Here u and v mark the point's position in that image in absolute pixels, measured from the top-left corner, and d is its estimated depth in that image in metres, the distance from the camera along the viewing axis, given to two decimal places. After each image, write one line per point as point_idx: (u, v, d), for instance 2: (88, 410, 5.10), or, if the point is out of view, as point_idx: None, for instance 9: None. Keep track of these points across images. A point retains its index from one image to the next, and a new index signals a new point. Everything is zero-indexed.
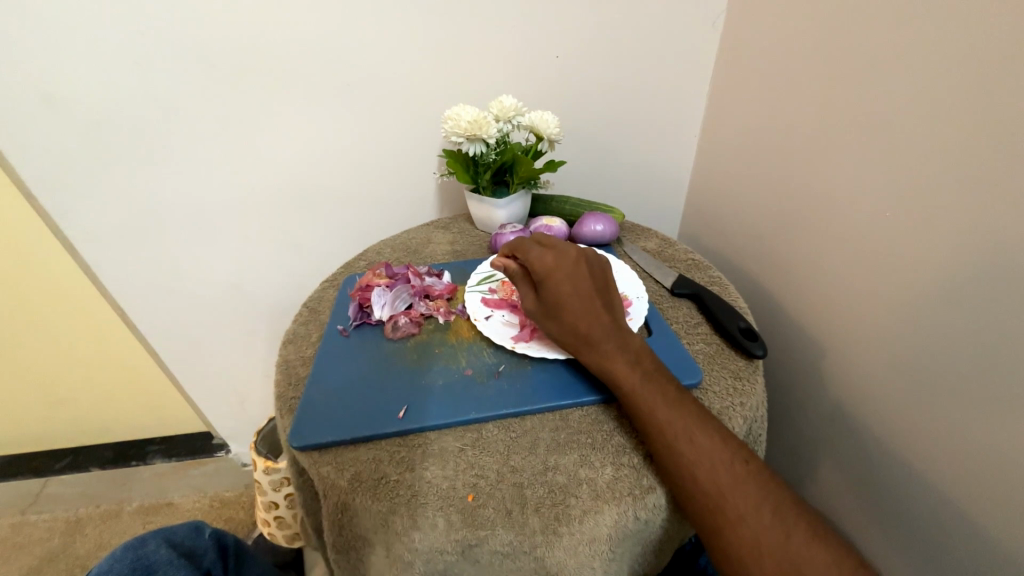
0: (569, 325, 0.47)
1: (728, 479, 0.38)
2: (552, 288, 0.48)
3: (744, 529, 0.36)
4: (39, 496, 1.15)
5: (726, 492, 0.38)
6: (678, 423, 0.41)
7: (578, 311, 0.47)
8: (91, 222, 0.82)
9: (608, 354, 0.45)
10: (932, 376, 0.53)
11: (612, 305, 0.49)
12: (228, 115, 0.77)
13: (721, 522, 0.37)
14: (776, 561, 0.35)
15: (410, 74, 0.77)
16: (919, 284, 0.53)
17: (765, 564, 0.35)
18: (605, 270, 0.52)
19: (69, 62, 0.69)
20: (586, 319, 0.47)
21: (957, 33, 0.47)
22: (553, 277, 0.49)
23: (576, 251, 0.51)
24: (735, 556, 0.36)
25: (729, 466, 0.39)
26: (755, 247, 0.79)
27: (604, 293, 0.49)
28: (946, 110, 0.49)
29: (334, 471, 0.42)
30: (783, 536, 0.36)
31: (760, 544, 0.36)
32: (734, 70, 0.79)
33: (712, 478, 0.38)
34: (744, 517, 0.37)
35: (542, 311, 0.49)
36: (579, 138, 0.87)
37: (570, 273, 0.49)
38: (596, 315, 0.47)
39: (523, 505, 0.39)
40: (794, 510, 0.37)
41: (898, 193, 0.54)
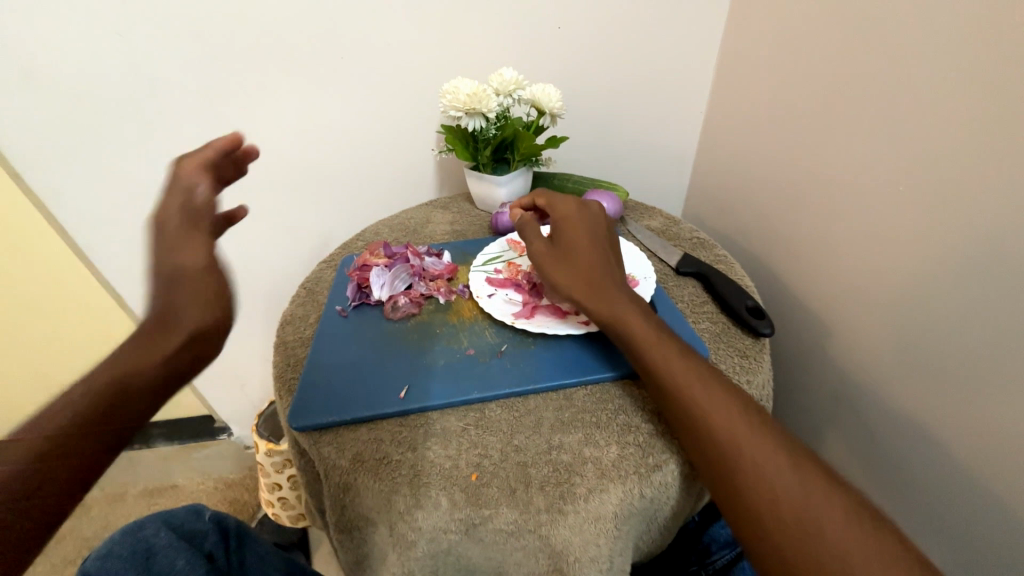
0: (582, 264, 0.48)
1: (746, 436, 0.38)
2: (572, 229, 0.51)
3: (762, 482, 0.36)
4: None
5: (743, 447, 0.37)
6: (696, 378, 0.41)
7: (587, 254, 0.49)
8: (81, 205, 0.80)
9: (614, 294, 0.46)
10: (938, 356, 0.53)
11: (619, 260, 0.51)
12: (217, 92, 0.74)
13: (740, 477, 0.36)
14: (793, 511, 0.35)
15: (406, 48, 0.74)
16: (929, 263, 0.52)
17: (782, 515, 0.35)
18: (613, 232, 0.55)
19: (47, 36, 0.66)
20: (600, 261, 0.49)
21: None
22: (574, 220, 0.52)
23: (595, 206, 0.55)
24: (752, 508, 0.36)
25: (747, 424, 0.38)
26: (759, 227, 0.77)
27: (611, 245, 0.51)
28: (957, 82, 0.47)
29: (334, 451, 0.42)
30: (801, 488, 0.36)
31: (777, 496, 0.35)
32: (741, 40, 0.76)
33: (729, 434, 0.38)
34: (763, 472, 0.36)
35: (554, 250, 0.50)
36: (581, 113, 0.84)
37: (589, 221, 0.52)
38: (606, 260, 0.49)
39: (527, 484, 0.39)
40: (810, 464, 0.37)
41: (907, 165, 0.52)
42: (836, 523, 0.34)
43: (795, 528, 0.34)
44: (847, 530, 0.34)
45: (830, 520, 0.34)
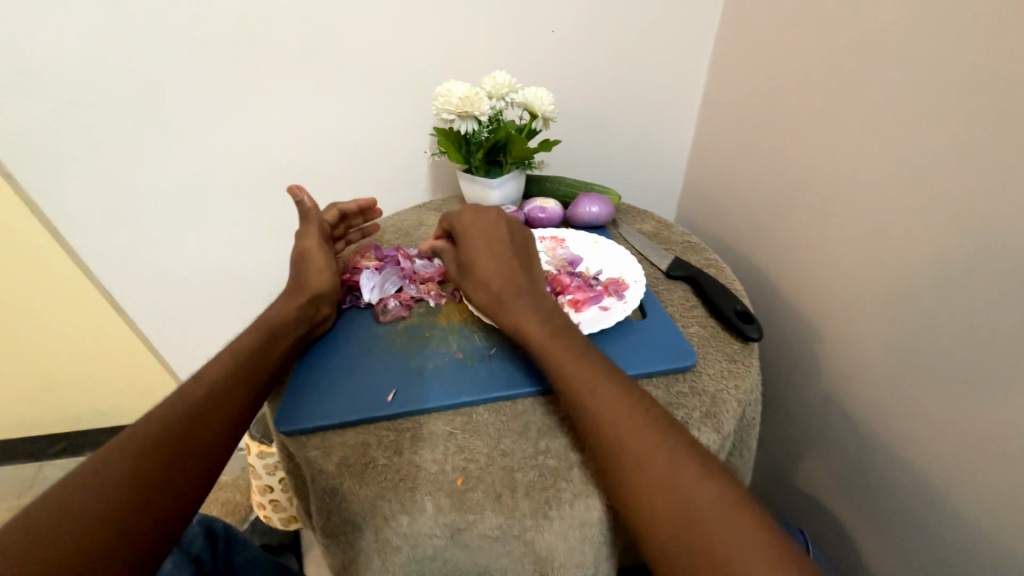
0: (479, 281, 0.49)
1: (638, 449, 0.36)
2: (468, 247, 0.52)
3: (654, 499, 0.34)
4: (33, 481, 1.14)
5: (638, 463, 0.36)
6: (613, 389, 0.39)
7: (491, 266, 0.49)
8: (71, 204, 0.80)
9: (516, 304, 0.46)
10: (931, 361, 0.53)
11: (529, 264, 0.50)
12: (211, 92, 0.73)
13: (649, 490, 0.35)
14: (687, 529, 0.33)
15: (400, 52, 0.74)
16: (920, 268, 0.52)
17: (672, 533, 0.33)
18: (526, 236, 0.54)
19: (37, 36, 0.66)
20: (495, 274, 0.49)
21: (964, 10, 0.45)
22: (470, 236, 0.52)
23: (498, 214, 0.54)
24: (648, 529, 0.34)
25: (649, 434, 0.37)
26: (751, 231, 0.77)
27: (523, 252, 0.51)
28: (950, 89, 0.47)
29: (321, 455, 0.41)
30: (695, 500, 0.34)
31: (670, 511, 0.34)
32: (734, 45, 0.76)
33: (625, 448, 0.36)
34: (658, 488, 0.34)
35: (459, 273, 0.52)
36: (574, 117, 0.84)
37: (485, 233, 0.52)
38: (504, 271, 0.49)
39: (513, 489, 0.38)
40: (714, 471, 0.35)
41: (900, 170, 0.52)
42: (727, 536, 0.32)
43: (686, 546, 0.33)
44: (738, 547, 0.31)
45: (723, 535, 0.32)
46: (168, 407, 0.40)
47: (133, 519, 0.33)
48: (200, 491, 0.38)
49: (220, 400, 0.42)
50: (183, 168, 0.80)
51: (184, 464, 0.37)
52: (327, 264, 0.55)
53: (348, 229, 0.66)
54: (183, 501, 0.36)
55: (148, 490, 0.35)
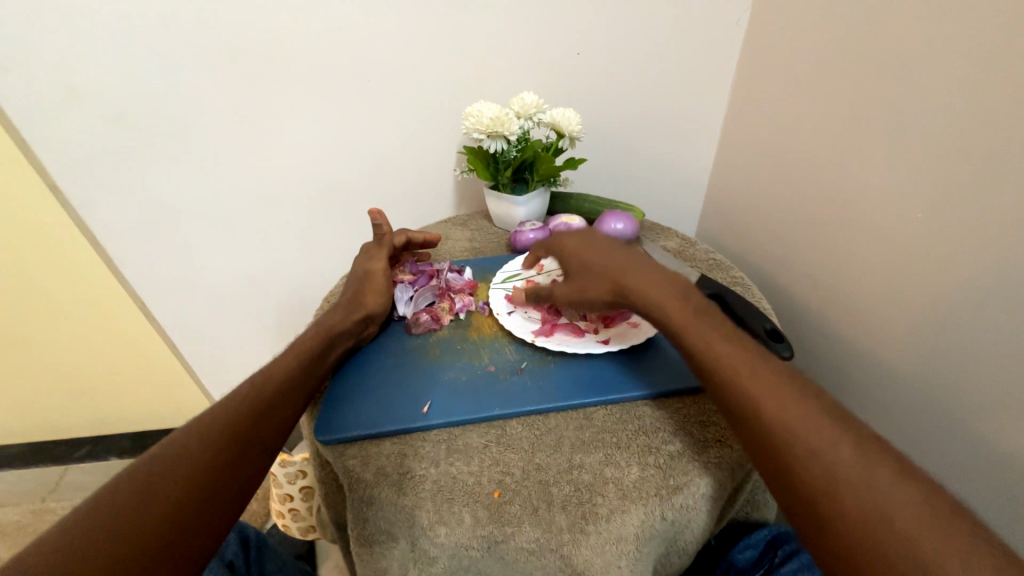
0: (598, 276, 0.49)
1: (795, 416, 0.36)
2: (575, 251, 0.52)
3: (818, 463, 0.34)
4: (59, 485, 1.16)
5: (795, 429, 0.35)
6: (740, 360, 0.39)
7: (607, 259, 0.49)
8: (113, 216, 0.84)
9: (637, 280, 0.46)
10: (954, 382, 0.52)
11: (642, 251, 0.51)
12: (249, 111, 0.77)
13: (795, 460, 0.34)
14: (846, 487, 0.33)
15: (429, 73, 0.77)
16: (942, 289, 0.52)
17: (838, 499, 0.32)
18: (627, 232, 0.55)
19: (91, 59, 0.70)
20: (615, 265, 0.49)
21: (977, 36, 0.46)
22: (575, 241, 0.53)
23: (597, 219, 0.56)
24: (810, 498, 0.33)
25: (791, 399, 0.37)
26: (774, 249, 0.77)
27: (630, 243, 0.52)
28: (965, 112, 0.48)
29: (358, 464, 0.43)
30: (863, 473, 0.33)
31: (838, 481, 0.33)
32: (757, 66, 0.77)
33: (779, 414, 0.36)
34: (831, 461, 0.34)
35: (575, 280, 0.51)
36: (597, 135, 0.86)
37: (593, 235, 0.53)
38: (623, 257, 0.49)
39: (549, 502, 0.39)
40: (860, 443, 0.35)
41: (924, 192, 0.52)
42: (892, 499, 0.32)
43: (854, 512, 0.32)
44: (915, 522, 0.31)
45: (896, 506, 0.31)
46: (218, 412, 0.41)
47: (173, 532, 0.34)
48: (235, 504, 0.38)
49: (267, 407, 0.43)
50: (219, 182, 0.83)
51: (227, 476, 0.38)
52: (386, 288, 0.57)
53: (407, 251, 0.66)
54: (222, 512, 0.37)
55: (190, 499, 0.35)
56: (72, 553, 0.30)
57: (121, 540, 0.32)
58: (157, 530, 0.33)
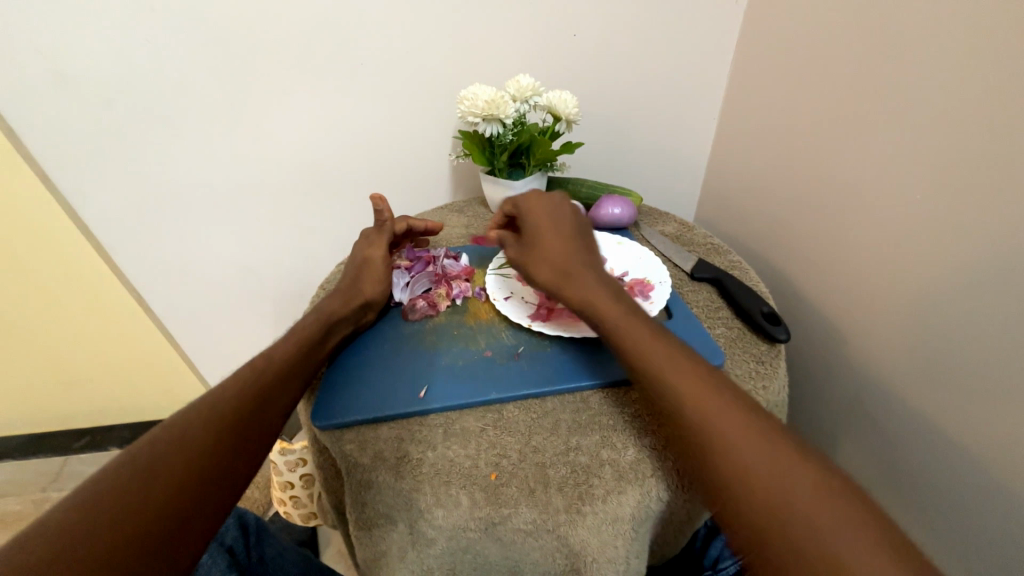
0: (545, 257, 0.50)
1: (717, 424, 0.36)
2: (532, 226, 0.52)
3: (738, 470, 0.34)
4: (61, 475, 1.17)
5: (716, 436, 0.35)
6: (672, 371, 0.39)
7: (557, 244, 0.50)
8: (104, 205, 0.83)
9: (581, 273, 0.47)
10: (951, 365, 0.52)
11: (593, 248, 0.51)
12: (238, 96, 0.75)
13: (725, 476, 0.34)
14: (778, 505, 0.32)
15: (425, 55, 0.75)
16: (941, 272, 0.52)
17: (772, 517, 0.32)
18: (587, 224, 0.55)
19: (72, 42, 0.68)
20: (562, 252, 0.49)
21: (982, 13, 0.45)
22: (536, 216, 0.53)
23: (565, 200, 0.55)
24: (744, 515, 0.33)
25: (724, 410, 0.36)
26: (771, 235, 0.77)
27: (584, 237, 0.52)
28: (969, 90, 0.47)
29: (356, 449, 0.43)
30: (791, 485, 0.32)
31: (766, 496, 0.32)
32: (756, 48, 0.75)
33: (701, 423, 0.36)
34: (752, 469, 0.33)
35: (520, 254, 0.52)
36: (595, 120, 0.85)
37: (550, 215, 0.53)
38: (574, 250, 0.50)
39: (546, 484, 0.39)
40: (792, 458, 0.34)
41: (925, 177, 0.52)
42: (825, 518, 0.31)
43: (764, 516, 0.32)
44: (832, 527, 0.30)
45: (822, 523, 0.31)
46: (217, 398, 0.41)
47: (174, 519, 0.34)
48: (235, 489, 0.38)
49: (264, 393, 0.43)
50: (211, 169, 0.82)
51: (226, 462, 0.38)
52: (383, 274, 0.56)
53: (405, 238, 0.65)
54: (221, 499, 0.37)
55: (190, 485, 0.35)
56: (72, 539, 0.30)
57: (122, 526, 0.32)
58: (157, 513, 0.33)
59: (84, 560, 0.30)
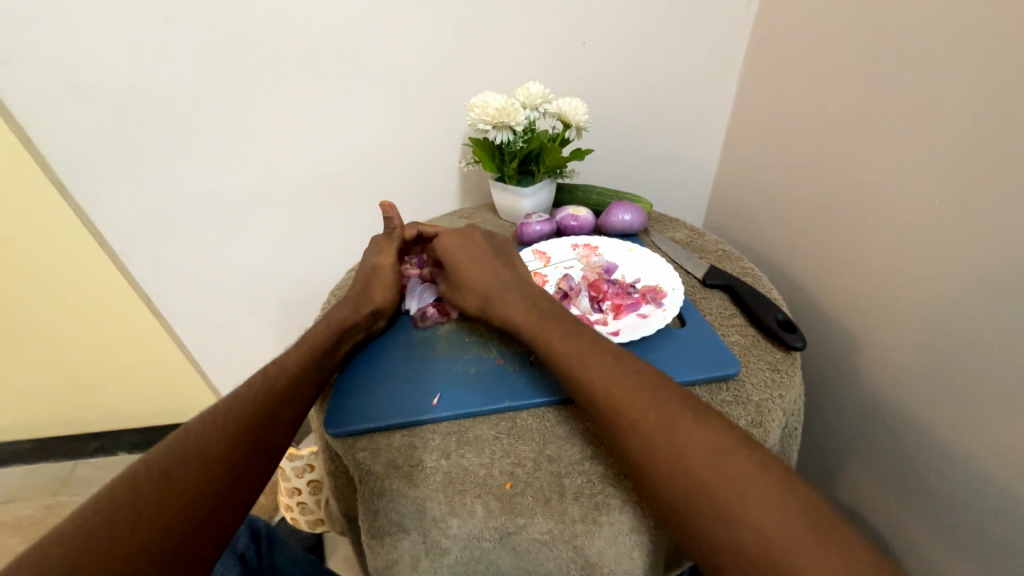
0: (468, 285, 0.53)
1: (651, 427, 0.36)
2: (451, 261, 0.56)
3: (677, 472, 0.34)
4: (71, 480, 1.17)
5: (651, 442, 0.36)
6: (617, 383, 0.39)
7: (474, 270, 0.53)
8: (117, 211, 0.84)
9: (500, 294, 0.50)
10: (969, 372, 0.51)
11: (514, 265, 0.55)
12: (251, 104, 0.76)
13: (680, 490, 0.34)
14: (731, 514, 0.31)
15: (437, 64, 0.76)
16: (955, 279, 0.51)
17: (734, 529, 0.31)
18: (507, 245, 0.59)
19: (90, 52, 0.69)
20: (481, 277, 0.53)
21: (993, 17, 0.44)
22: (451, 250, 0.57)
23: (478, 230, 0.59)
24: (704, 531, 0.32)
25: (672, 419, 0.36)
26: (781, 242, 0.77)
27: (502, 256, 0.56)
28: (984, 93, 0.46)
29: (369, 457, 0.42)
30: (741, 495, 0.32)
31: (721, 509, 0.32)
32: (766, 54, 0.75)
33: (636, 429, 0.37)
34: (686, 471, 0.34)
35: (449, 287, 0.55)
36: (603, 127, 0.85)
37: (465, 247, 0.56)
38: (492, 273, 0.53)
39: (561, 493, 0.39)
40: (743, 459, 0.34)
41: (937, 185, 0.51)
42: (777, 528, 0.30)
43: (723, 531, 0.31)
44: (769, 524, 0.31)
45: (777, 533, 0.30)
46: (231, 404, 0.41)
47: (189, 527, 0.34)
48: (249, 496, 0.38)
49: (278, 400, 0.43)
50: (223, 176, 0.83)
51: (241, 469, 0.38)
52: (394, 281, 0.56)
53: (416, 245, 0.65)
54: (235, 506, 0.37)
55: (205, 492, 0.35)
56: (90, 548, 0.31)
57: (138, 534, 0.32)
58: (172, 521, 0.33)
59: (101, 568, 0.30)
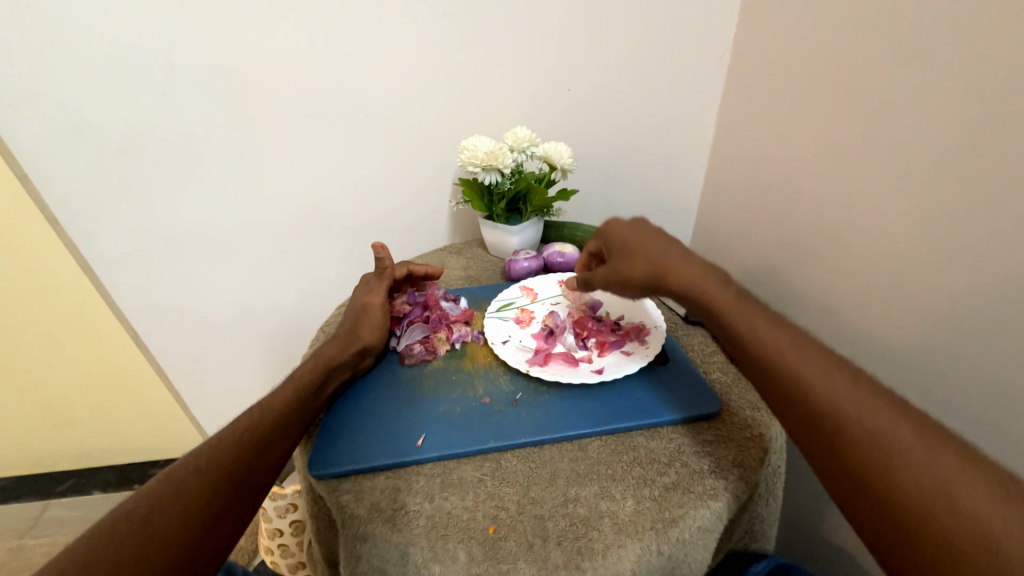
0: (648, 258, 0.49)
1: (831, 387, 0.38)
2: (618, 237, 0.52)
3: (860, 430, 0.36)
4: (40, 522, 1.12)
5: (837, 403, 0.37)
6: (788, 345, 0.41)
7: (653, 243, 0.50)
8: (110, 245, 0.85)
9: (688, 265, 0.47)
10: (952, 404, 0.53)
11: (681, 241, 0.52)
12: (249, 143, 0.79)
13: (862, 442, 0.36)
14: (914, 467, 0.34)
15: (430, 110, 0.80)
16: (931, 313, 0.53)
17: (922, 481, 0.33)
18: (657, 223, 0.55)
19: (96, 95, 0.72)
20: (663, 250, 0.49)
21: (941, 77, 0.49)
22: (616, 228, 0.53)
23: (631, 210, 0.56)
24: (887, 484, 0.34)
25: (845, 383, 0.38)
26: (762, 277, 0.79)
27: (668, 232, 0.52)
28: (941, 143, 0.50)
29: (352, 499, 0.42)
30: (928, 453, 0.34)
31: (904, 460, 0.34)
32: (739, 102, 0.80)
33: (820, 389, 0.38)
34: (854, 422, 0.36)
35: (620, 265, 0.51)
36: (589, 167, 0.89)
37: (632, 223, 0.52)
38: (670, 244, 0.49)
39: (545, 538, 0.39)
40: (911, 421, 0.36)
41: (905, 225, 0.54)
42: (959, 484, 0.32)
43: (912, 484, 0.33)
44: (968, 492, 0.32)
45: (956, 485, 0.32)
46: (214, 447, 0.41)
47: None
48: (230, 543, 0.37)
49: (262, 442, 0.43)
50: (218, 212, 0.84)
51: (222, 515, 0.37)
52: (382, 319, 0.57)
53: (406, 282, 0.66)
54: (215, 554, 0.36)
55: (185, 540, 0.35)
56: None
57: None
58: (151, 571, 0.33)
59: None
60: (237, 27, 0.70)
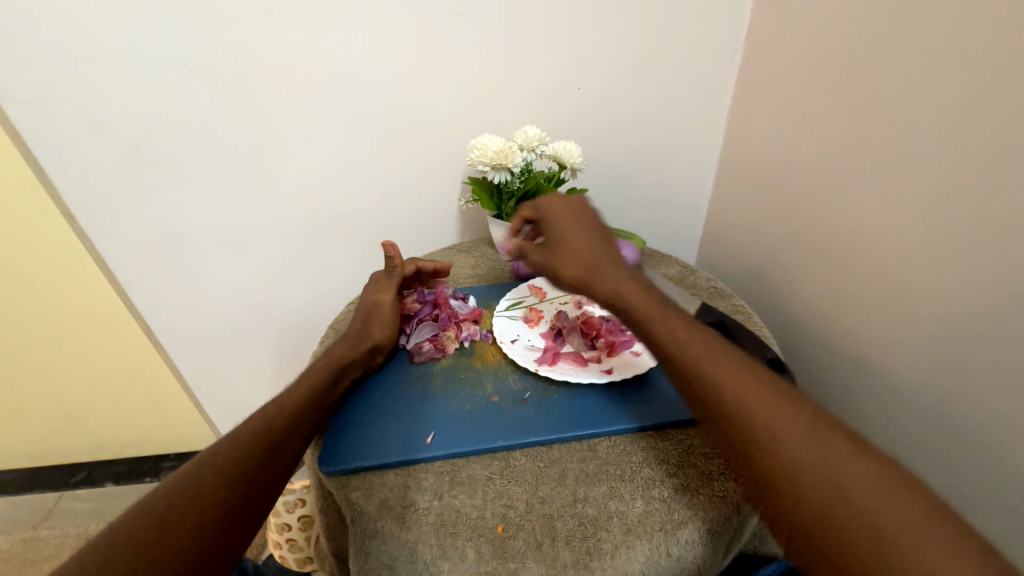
0: (569, 258, 0.52)
1: (780, 421, 0.36)
2: (554, 228, 0.55)
3: (810, 477, 0.34)
4: (52, 512, 1.13)
5: (781, 436, 0.36)
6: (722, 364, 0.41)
7: (581, 241, 0.53)
8: (124, 241, 0.86)
9: (605, 270, 0.50)
10: (966, 407, 0.52)
11: (612, 239, 0.54)
12: (261, 142, 0.80)
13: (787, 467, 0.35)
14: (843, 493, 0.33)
15: (440, 109, 0.80)
16: (946, 316, 0.52)
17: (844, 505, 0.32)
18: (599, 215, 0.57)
19: (113, 93, 0.73)
20: (586, 250, 0.52)
21: (960, 74, 0.48)
22: (556, 218, 0.55)
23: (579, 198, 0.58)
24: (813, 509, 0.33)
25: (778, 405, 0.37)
26: (773, 278, 0.78)
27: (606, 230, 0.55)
28: (958, 143, 0.49)
29: (362, 496, 0.42)
30: (861, 483, 0.33)
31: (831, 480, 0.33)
32: (751, 101, 0.79)
33: (764, 421, 0.37)
34: (778, 440, 0.36)
35: (545, 256, 0.55)
36: (598, 166, 0.89)
37: (572, 217, 0.55)
38: (595, 247, 0.52)
39: (553, 537, 0.39)
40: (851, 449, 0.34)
41: (920, 225, 0.53)
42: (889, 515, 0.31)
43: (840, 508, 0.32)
44: (919, 545, 0.29)
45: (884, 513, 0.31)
46: (231, 444, 0.41)
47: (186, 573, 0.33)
48: (246, 538, 0.38)
49: (277, 439, 0.43)
50: (230, 209, 0.85)
51: (240, 511, 0.38)
52: (393, 318, 0.58)
53: (416, 280, 0.67)
54: (232, 551, 0.36)
55: (204, 536, 0.35)
56: None
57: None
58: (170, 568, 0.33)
59: None
60: (250, 27, 0.71)
